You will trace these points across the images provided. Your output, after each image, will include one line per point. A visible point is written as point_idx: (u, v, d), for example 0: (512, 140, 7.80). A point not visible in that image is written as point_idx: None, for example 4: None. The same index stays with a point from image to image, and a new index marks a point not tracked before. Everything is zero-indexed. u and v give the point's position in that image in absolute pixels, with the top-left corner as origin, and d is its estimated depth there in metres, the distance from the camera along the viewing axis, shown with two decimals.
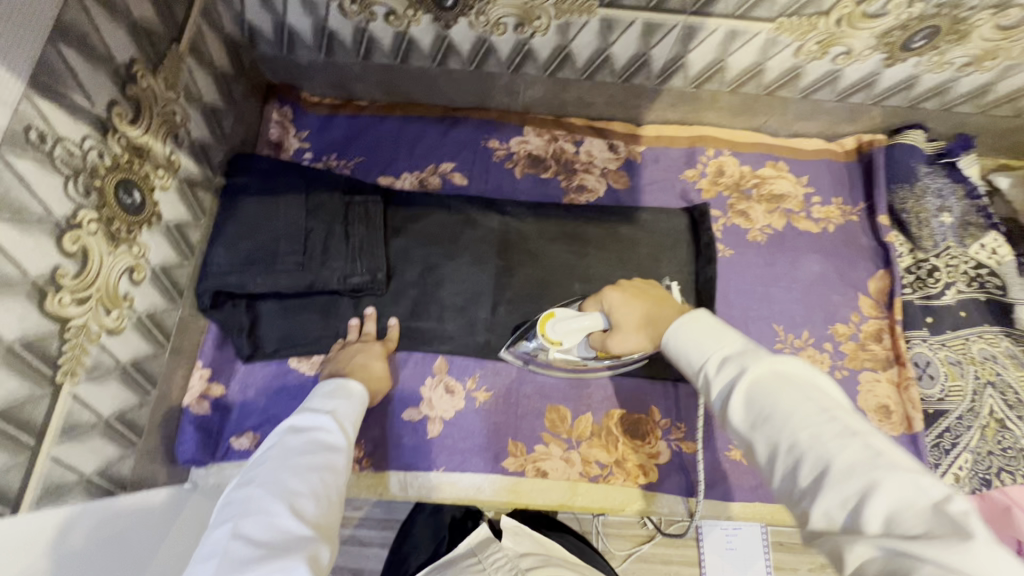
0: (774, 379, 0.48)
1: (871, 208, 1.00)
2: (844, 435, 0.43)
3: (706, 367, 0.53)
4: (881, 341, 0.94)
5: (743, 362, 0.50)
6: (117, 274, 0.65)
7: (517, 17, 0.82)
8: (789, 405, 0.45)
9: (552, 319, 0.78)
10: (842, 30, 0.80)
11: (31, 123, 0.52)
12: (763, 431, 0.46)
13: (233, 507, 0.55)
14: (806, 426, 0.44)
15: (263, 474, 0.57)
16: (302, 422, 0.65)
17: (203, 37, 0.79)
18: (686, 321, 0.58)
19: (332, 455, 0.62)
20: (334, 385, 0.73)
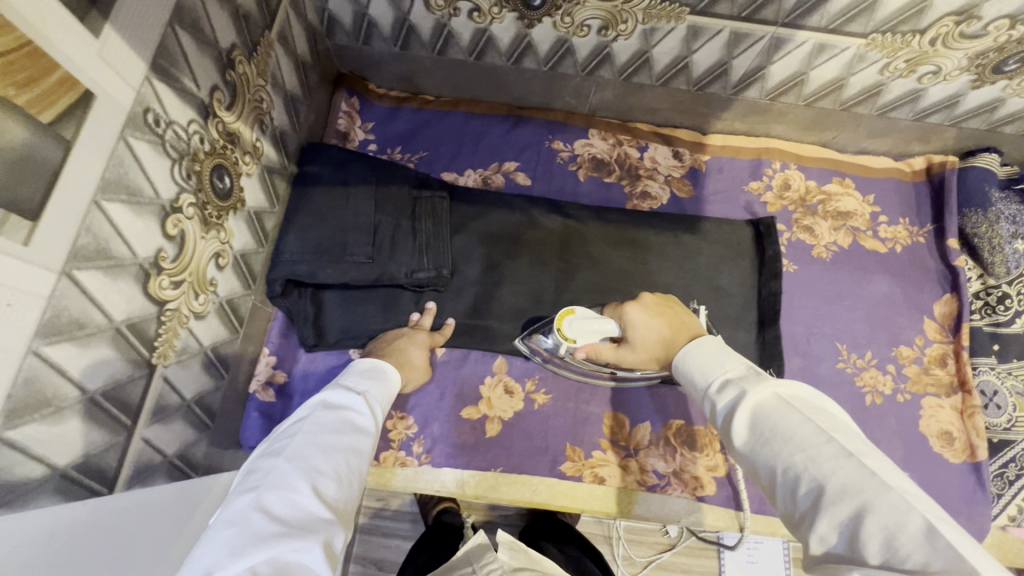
0: (773, 402, 0.49)
1: (940, 230, 0.99)
2: (839, 456, 0.43)
3: (709, 391, 0.55)
4: (945, 366, 0.93)
5: (743, 385, 0.52)
6: (206, 258, 0.65)
7: (603, 19, 0.82)
8: (788, 427, 0.46)
9: (569, 317, 0.77)
10: (935, 49, 0.79)
11: (149, 106, 0.52)
12: (766, 453, 0.47)
13: (256, 478, 0.49)
14: (802, 448, 0.44)
15: (293, 446, 0.52)
16: (334, 398, 0.60)
17: (290, 25, 0.79)
18: (693, 347, 0.61)
19: (360, 437, 0.57)
20: (366, 366, 0.69)
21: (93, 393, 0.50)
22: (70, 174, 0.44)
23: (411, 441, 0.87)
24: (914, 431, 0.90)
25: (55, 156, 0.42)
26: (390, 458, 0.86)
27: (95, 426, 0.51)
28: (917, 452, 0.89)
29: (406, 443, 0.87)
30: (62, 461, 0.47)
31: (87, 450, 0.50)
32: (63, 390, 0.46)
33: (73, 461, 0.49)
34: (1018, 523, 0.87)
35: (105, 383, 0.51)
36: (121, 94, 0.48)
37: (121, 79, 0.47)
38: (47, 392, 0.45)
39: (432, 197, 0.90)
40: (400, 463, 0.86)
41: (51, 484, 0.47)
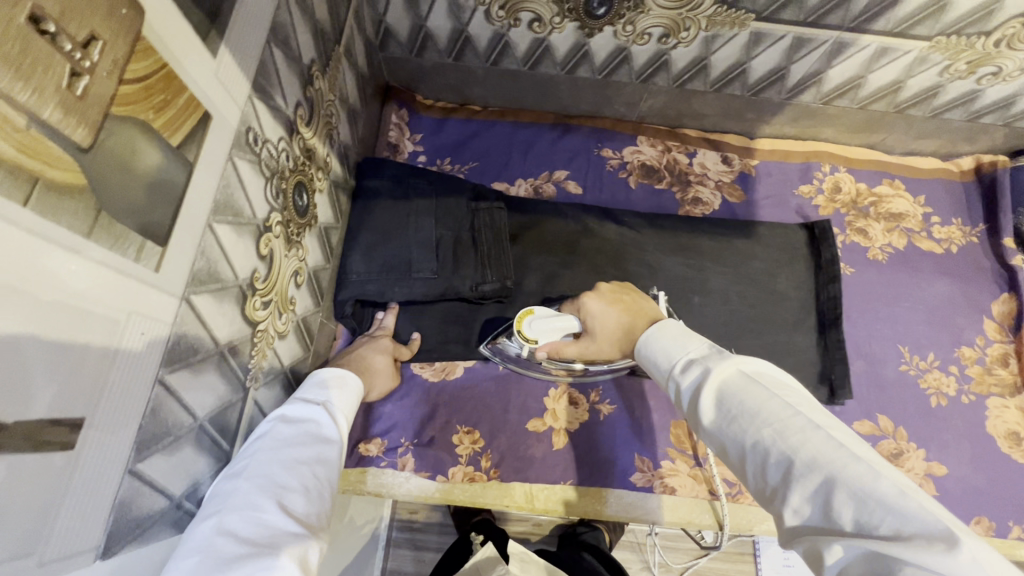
0: (737, 378, 0.47)
1: (993, 230, 0.99)
2: (806, 428, 0.41)
3: (674, 371, 0.53)
4: (1008, 366, 0.93)
5: (706, 363, 0.50)
6: (288, 277, 0.64)
7: (664, 27, 0.81)
8: (752, 403, 0.45)
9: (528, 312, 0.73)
10: (999, 51, 0.79)
11: (251, 125, 0.51)
12: (728, 428, 0.45)
13: (213, 503, 0.46)
14: (770, 421, 0.43)
15: (252, 465, 0.49)
16: (294, 408, 0.56)
17: (353, 39, 0.79)
18: (656, 331, 0.58)
19: (326, 448, 0.54)
20: (329, 373, 0.64)
21: (202, 419, 0.49)
22: (191, 197, 0.43)
23: (478, 455, 0.86)
24: (981, 431, 0.89)
25: (181, 179, 0.41)
26: (458, 473, 0.84)
27: (202, 453, 0.50)
28: (986, 452, 0.88)
29: (473, 458, 0.86)
30: (177, 491, 0.46)
31: (195, 479, 0.49)
32: (179, 418, 0.45)
33: (186, 491, 0.48)
34: None
35: (211, 409, 0.50)
36: (230, 114, 0.47)
37: (230, 98, 0.46)
38: (169, 421, 0.43)
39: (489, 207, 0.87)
40: (469, 478, 0.84)
41: (169, 515, 0.45)
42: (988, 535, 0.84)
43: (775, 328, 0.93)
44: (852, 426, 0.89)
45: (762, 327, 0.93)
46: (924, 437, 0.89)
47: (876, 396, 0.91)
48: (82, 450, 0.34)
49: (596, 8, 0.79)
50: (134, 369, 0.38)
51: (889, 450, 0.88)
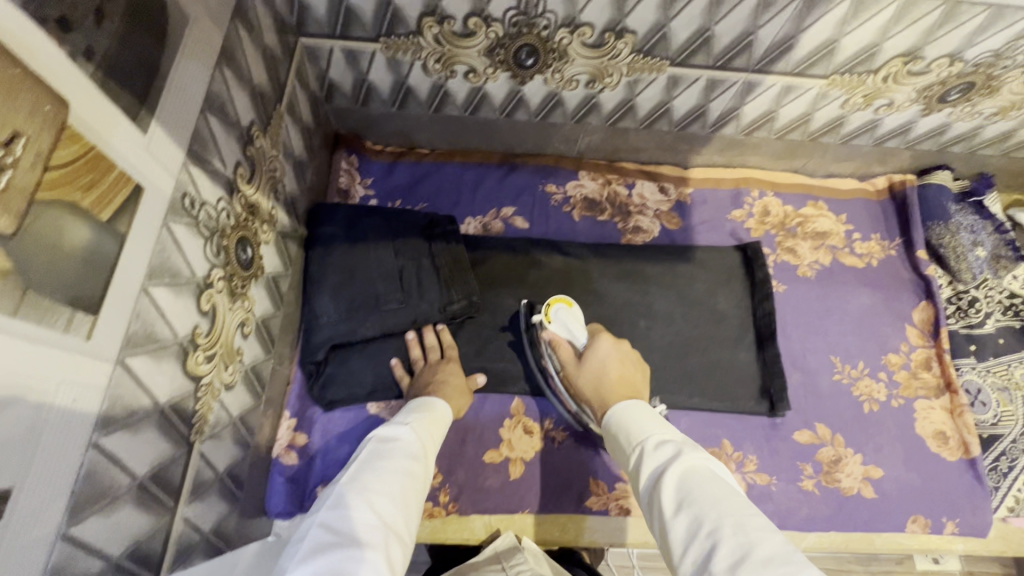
0: (705, 471, 0.54)
1: (908, 243, 1.07)
2: (757, 526, 0.48)
3: (649, 450, 0.59)
4: (931, 369, 0.99)
5: (681, 449, 0.57)
6: (233, 329, 0.66)
7: (590, 74, 0.88)
8: (714, 495, 0.51)
9: (563, 304, 0.86)
10: (887, 85, 0.88)
11: (186, 190, 0.54)
12: (680, 513, 0.51)
13: (320, 502, 0.53)
14: (728, 512, 0.49)
15: (352, 469, 0.56)
16: (391, 424, 0.64)
17: (296, 96, 0.83)
18: (631, 409, 0.67)
19: (416, 461, 0.60)
20: (420, 401, 0.73)
21: (142, 478, 0.50)
22: (124, 265, 0.45)
23: (437, 491, 0.87)
24: (911, 433, 0.95)
25: (113, 250, 0.43)
26: None
27: (143, 511, 0.51)
28: (917, 452, 0.94)
29: (432, 494, 0.87)
30: (116, 551, 0.47)
31: (136, 538, 0.50)
32: (116, 479, 0.46)
33: (126, 550, 0.49)
34: (1017, 513, 0.92)
35: (152, 467, 0.51)
36: (163, 183, 0.50)
37: (162, 169, 0.49)
38: (104, 483, 0.45)
39: (446, 240, 0.94)
40: (428, 514, 0.86)
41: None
42: (924, 531, 0.90)
43: (717, 346, 0.98)
44: (794, 437, 0.94)
45: (704, 346, 0.98)
46: (860, 442, 0.94)
47: (814, 406, 0.96)
48: (12, 517, 0.36)
49: (524, 59, 0.85)
50: (65, 435, 0.40)
51: (829, 457, 0.93)
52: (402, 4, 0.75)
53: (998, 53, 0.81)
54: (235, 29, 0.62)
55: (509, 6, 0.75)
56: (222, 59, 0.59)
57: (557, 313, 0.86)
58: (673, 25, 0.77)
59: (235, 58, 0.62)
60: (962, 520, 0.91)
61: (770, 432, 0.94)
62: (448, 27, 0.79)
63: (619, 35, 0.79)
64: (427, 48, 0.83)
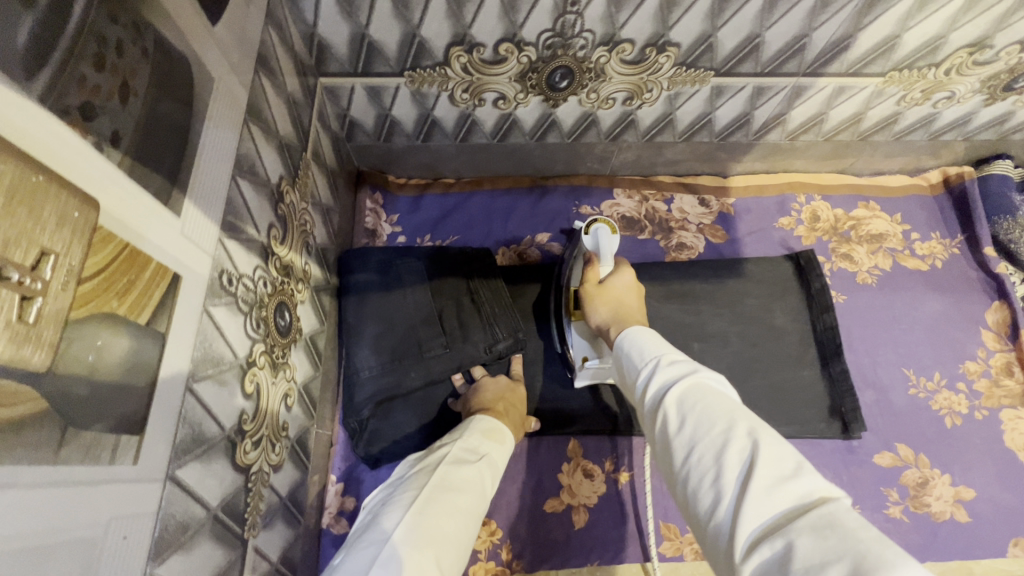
0: (712, 385, 0.47)
1: (972, 240, 1.01)
2: (776, 442, 0.40)
3: (655, 364, 0.53)
4: (1013, 375, 0.92)
5: (688, 364, 0.51)
6: (277, 403, 0.61)
7: (628, 91, 0.82)
8: (724, 404, 0.44)
9: (606, 227, 0.77)
10: (949, 78, 0.82)
11: (223, 267, 0.48)
12: (673, 420, 0.47)
13: (385, 528, 0.58)
14: (742, 424, 0.42)
15: (417, 503, 0.60)
16: (453, 456, 0.66)
17: (320, 141, 0.78)
18: (644, 333, 0.59)
19: (475, 500, 0.63)
20: (488, 424, 0.71)
21: None
22: (167, 367, 0.40)
23: (498, 548, 0.81)
24: (1001, 447, 0.88)
25: (154, 357, 0.38)
26: (481, 571, 0.80)
27: None
28: (1009, 469, 0.87)
29: (493, 552, 0.81)
30: None
31: None
32: None
33: None
34: None
35: None
36: (200, 265, 0.45)
37: (198, 250, 0.44)
38: None
39: (485, 275, 0.89)
40: (492, 574, 0.80)
41: None
42: None
43: (780, 366, 0.91)
44: (874, 460, 0.87)
45: (767, 367, 0.91)
46: (946, 460, 0.87)
47: (890, 425, 0.89)
48: None
49: (557, 82, 0.79)
50: None
51: (915, 479, 0.86)
52: (428, 35, 0.70)
53: None
54: (259, 81, 0.57)
55: (543, 29, 0.70)
56: (248, 116, 0.54)
57: (596, 230, 0.78)
58: (721, 33, 0.71)
59: (261, 112, 0.57)
60: None
61: (848, 457, 0.88)
62: (477, 55, 0.73)
63: (662, 49, 0.74)
64: (454, 78, 0.78)
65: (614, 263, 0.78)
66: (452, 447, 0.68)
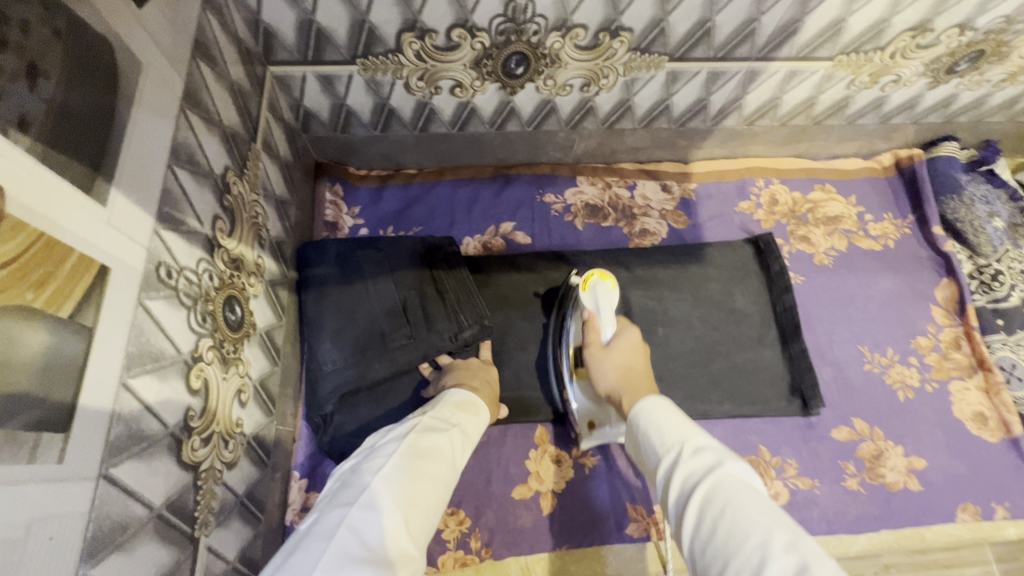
0: (740, 482, 0.48)
1: (922, 220, 1.04)
2: (815, 552, 0.41)
3: (681, 450, 0.54)
4: (961, 349, 0.96)
5: (714, 455, 0.52)
6: (230, 399, 0.59)
7: (585, 77, 0.82)
8: (753, 509, 0.45)
9: (602, 279, 0.77)
10: (895, 61, 0.84)
11: (161, 259, 0.47)
12: (704, 518, 0.47)
13: (353, 492, 0.55)
14: (774, 531, 0.43)
15: (387, 469, 0.57)
16: (426, 424, 0.65)
17: (271, 131, 0.76)
18: (662, 408, 0.61)
19: (447, 468, 0.62)
20: (465, 398, 0.72)
21: None
22: (97, 361, 0.38)
23: (467, 537, 0.81)
24: (950, 417, 0.92)
25: (80, 353, 0.37)
26: (449, 561, 0.80)
27: None
28: (957, 438, 0.90)
29: (462, 541, 0.81)
30: None
31: None
32: None
33: None
34: None
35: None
36: (132, 256, 0.43)
37: (130, 241, 0.43)
38: None
39: (449, 264, 0.88)
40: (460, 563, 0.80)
41: None
42: (976, 520, 0.86)
43: (742, 347, 0.92)
44: (832, 435, 0.90)
45: (729, 349, 0.92)
46: (899, 433, 0.90)
47: (847, 401, 0.92)
48: None
49: (514, 68, 0.79)
50: None
51: (870, 452, 0.89)
52: (378, 21, 0.69)
53: (1009, 19, 0.78)
54: (198, 67, 0.55)
55: (495, 13, 0.69)
56: (186, 103, 0.53)
57: (593, 287, 0.77)
58: (672, 17, 0.72)
59: (201, 100, 0.56)
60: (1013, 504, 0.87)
61: (807, 433, 0.90)
62: (430, 41, 0.72)
63: (615, 34, 0.74)
64: (408, 66, 0.77)
65: (615, 321, 0.76)
66: (424, 417, 0.66)
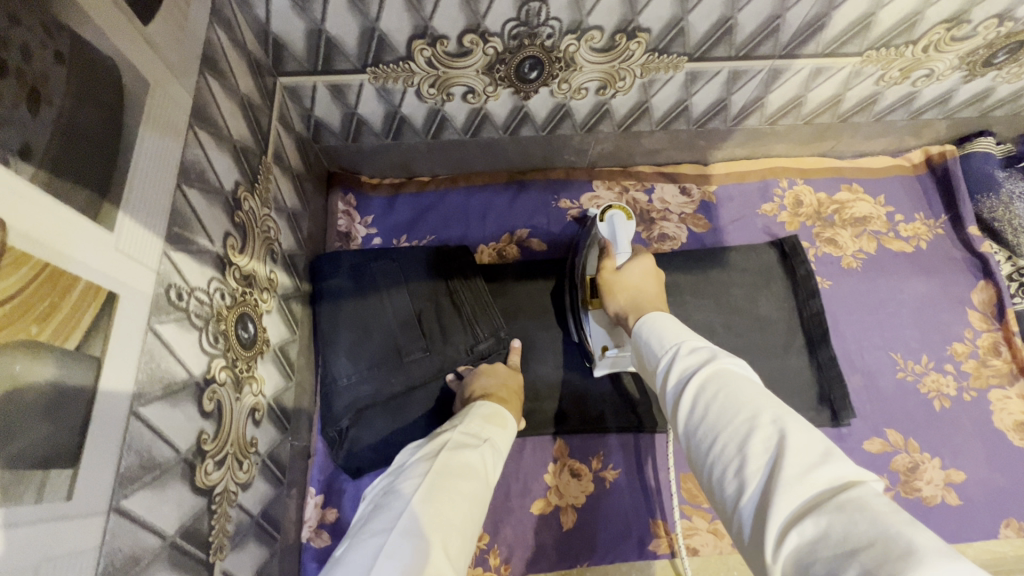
0: (732, 370, 0.45)
1: (956, 219, 0.99)
2: (804, 431, 0.38)
3: (677, 350, 0.51)
4: (1000, 355, 0.91)
5: (707, 351, 0.48)
6: (243, 419, 0.58)
7: (601, 80, 0.80)
8: (745, 396, 0.42)
9: (621, 213, 0.77)
10: (928, 56, 0.80)
11: (171, 282, 0.46)
12: (695, 404, 0.45)
13: (387, 517, 0.53)
14: (763, 414, 0.40)
15: (421, 490, 0.55)
16: (455, 440, 0.63)
17: (282, 142, 0.75)
18: (661, 320, 0.57)
19: (481, 486, 0.59)
20: (490, 410, 0.68)
21: None
22: (106, 392, 0.37)
23: (485, 553, 0.80)
24: (990, 428, 0.87)
25: (88, 385, 0.36)
26: None
27: None
28: (999, 450, 0.86)
29: (481, 557, 0.79)
30: None
31: None
32: None
33: None
34: None
35: None
36: (142, 281, 0.42)
37: (140, 266, 0.42)
38: None
39: (464, 274, 0.87)
40: None
41: None
42: (1021, 537, 0.82)
43: (767, 355, 0.89)
44: (863, 447, 0.86)
45: (754, 357, 0.89)
46: (936, 444, 0.86)
47: (879, 411, 0.88)
48: None
49: (527, 73, 0.77)
50: None
51: (905, 464, 0.85)
52: (388, 29, 0.67)
53: None
54: (206, 82, 0.54)
55: (507, 18, 0.67)
56: (194, 120, 0.52)
57: (610, 218, 0.78)
58: (692, 17, 0.69)
59: (209, 117, 0.55)
60: None
61: (837, 445, 0.87)
62: (441, 48, 0.71)
63: (631, 36, 0.71)
64: (419, 73, 0.75)
65: (632, 249, 0.76)
66: (452, 431, 0.64)
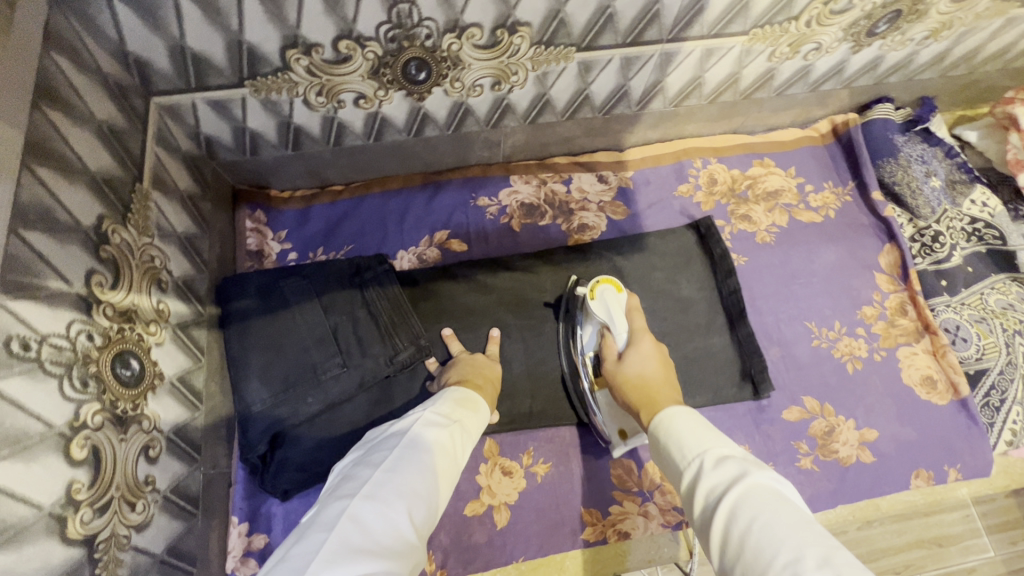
0: (768, 490, 0.45)
1: (862, 186, 1.03)
2: (847, 559, 0.38)
3: (702, 459, 0.51)
4: (907, 314, 0.95)
5: (741, 464, 0.48)
6: (133, 459, 0.57)
7: (494, 76, 0.79)
8: (779, 518, 0.42)
9: (610, 287, 0.80)
10: (811, 30, 0.82)
11: (11, 333, 0.44)
12: (729, 522, 0.45)
13: (352, 486, 0.52)
14: (808, 544, 0.40)
15: (387, 461, 0.54)
16: (427, 417, 0.62)
17: (162, 164, 0.72)
18: (685, 419, 0.57)
19: (450, 462, 0.58)
20: (462, 394, 0.68)
21: None
22: None
23: None
24: (899, 385, 0.91)
25: None
26: None
27: None
28: (909, 406, 0.90)
29: None
30: None
31: None
32: None
33: None
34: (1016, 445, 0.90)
35: None
36: None
37: None
38: None
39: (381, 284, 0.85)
40: None
41: None
42: (929, 485, 0.87)
43: (691, 335, 0.90)
44: (782, 416, 0.89)
45: (676, 339, 0.90)
46: (850, 406, 0.90)
47: (796, 379, 0.91)
48: None
49: (415, 74, 0.75)
50: None
51: (821, 429, 0.88)
52: (256, 41, 0.65)
53: None
54: (44, 115, 0.51)
55: (380, 22, 0.66)
56: (30, 157, 0.49)
57: (601, 295, 0.79)
58: (569, 8, 0.69)
59: (53, 150, 0.52)
60: (964, 464, 0.88)
61: (758, 417, 0.89)
62: (318, 56, 0.69)
63: (513, 30, 0.71)
64: (303, 82, 0.73)
65: (629, 328, 0.76)
66: (425, 409, 0.63)
